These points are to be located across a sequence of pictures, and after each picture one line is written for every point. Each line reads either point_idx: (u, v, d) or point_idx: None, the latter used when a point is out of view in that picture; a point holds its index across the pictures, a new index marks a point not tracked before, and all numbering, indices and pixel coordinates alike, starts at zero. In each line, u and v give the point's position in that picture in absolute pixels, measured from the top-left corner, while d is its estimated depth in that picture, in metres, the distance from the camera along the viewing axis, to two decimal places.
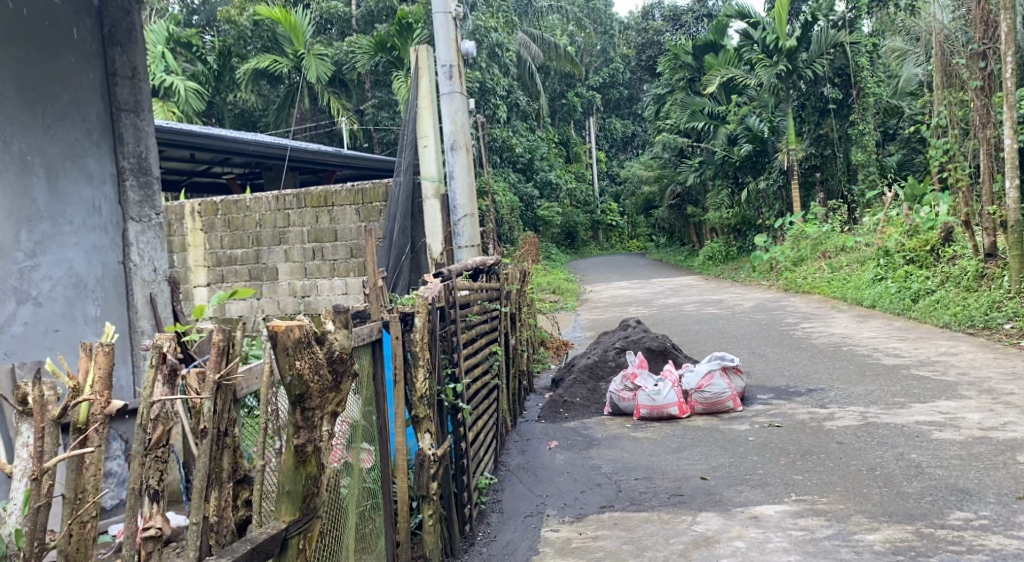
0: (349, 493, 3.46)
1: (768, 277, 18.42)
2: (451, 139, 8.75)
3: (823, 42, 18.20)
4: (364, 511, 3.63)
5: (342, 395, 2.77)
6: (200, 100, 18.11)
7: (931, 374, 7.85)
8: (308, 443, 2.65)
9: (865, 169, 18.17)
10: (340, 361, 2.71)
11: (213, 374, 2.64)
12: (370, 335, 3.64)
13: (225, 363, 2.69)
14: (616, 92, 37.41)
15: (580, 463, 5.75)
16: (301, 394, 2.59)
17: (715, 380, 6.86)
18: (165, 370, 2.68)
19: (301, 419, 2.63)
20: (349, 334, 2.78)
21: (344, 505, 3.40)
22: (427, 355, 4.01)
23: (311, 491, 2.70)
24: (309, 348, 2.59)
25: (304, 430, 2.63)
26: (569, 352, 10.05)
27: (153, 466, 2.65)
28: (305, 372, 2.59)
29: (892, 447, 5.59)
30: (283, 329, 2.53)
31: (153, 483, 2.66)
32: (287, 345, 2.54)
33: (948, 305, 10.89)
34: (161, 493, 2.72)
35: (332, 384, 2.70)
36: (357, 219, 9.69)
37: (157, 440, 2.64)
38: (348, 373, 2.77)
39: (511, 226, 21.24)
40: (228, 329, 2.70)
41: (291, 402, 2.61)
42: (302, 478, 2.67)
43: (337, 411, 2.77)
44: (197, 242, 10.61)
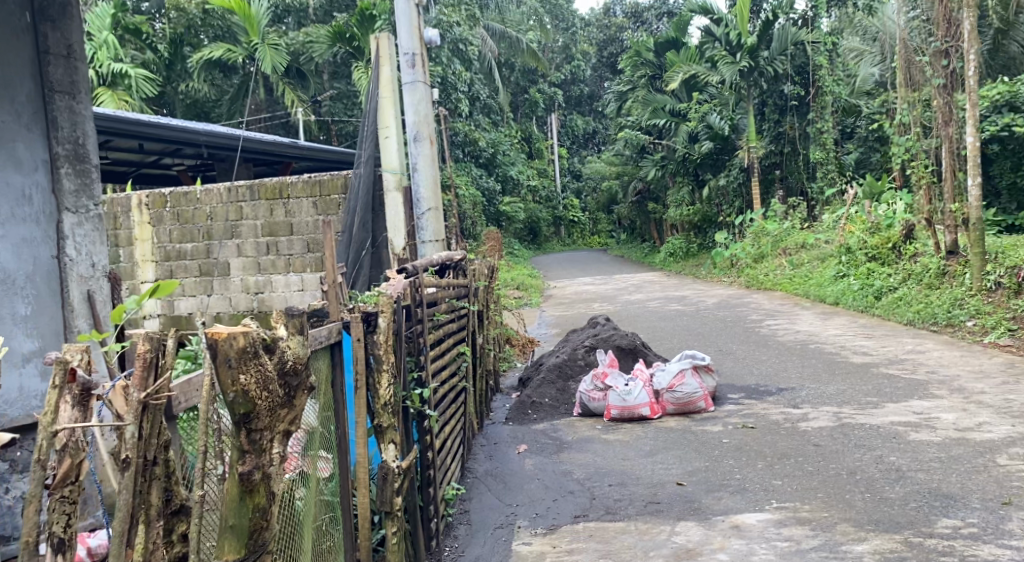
0: (307, 507, 3.20)
1: (729, 273, 18.34)
2: (414, 130, 8.49)
3: (785, 39, 18.11)
4: (321, 526, 3.36)
5: (295, 413, 2.73)
6: (151, 86, 17.65)
7: (901, 372, 7.72)
8: (255, 470, 2.57)
9: (823, 166, 18.13)
10: (292, 374, 2.70)
11: (137, 392, 2.53)
12: (328, 337, 3.38)
13: (153, 380, 2.57)
14: (577, 88, 37.26)
15: (551, 468, 5.54)
16: (246, 413, 2.54)
17: (686, 380, 6.67)
18: (76, 389, 2.50)
19: (246, 444, 2.57)
20: (302, 344, 2.79)
21: (302, 522, 3.14)
22: (391, 359, 3.70)
23: (258, 525, 2.61)
24: (255, 360, 2.53)
25: (250, 455, 2.57)
26: (534, 351, 9.81)
27: (59, 507, 2.50)
28: (251, 388, 2.52)
29: (869, 449, 5.41)
30: (225, 337, 2.48)
31: (58, 530, 2.50)
32: (229, 356, 2.49)
33: (911, 302, 10.83)
34: (66, 542, 2.53)
35: (285, 399, 2.68)
36: (313, 212, 9.43)
37: (65, 475, 2.51)
38: (302, 388, 2.75)
39: (474, 221, 20.93)
40: (154, 339, 2.57)
41: (235, 422, 2.54)
42: (249, 510, 2.59)
43: (289, 430, 2.70)
44: (144, 236, 10.17)
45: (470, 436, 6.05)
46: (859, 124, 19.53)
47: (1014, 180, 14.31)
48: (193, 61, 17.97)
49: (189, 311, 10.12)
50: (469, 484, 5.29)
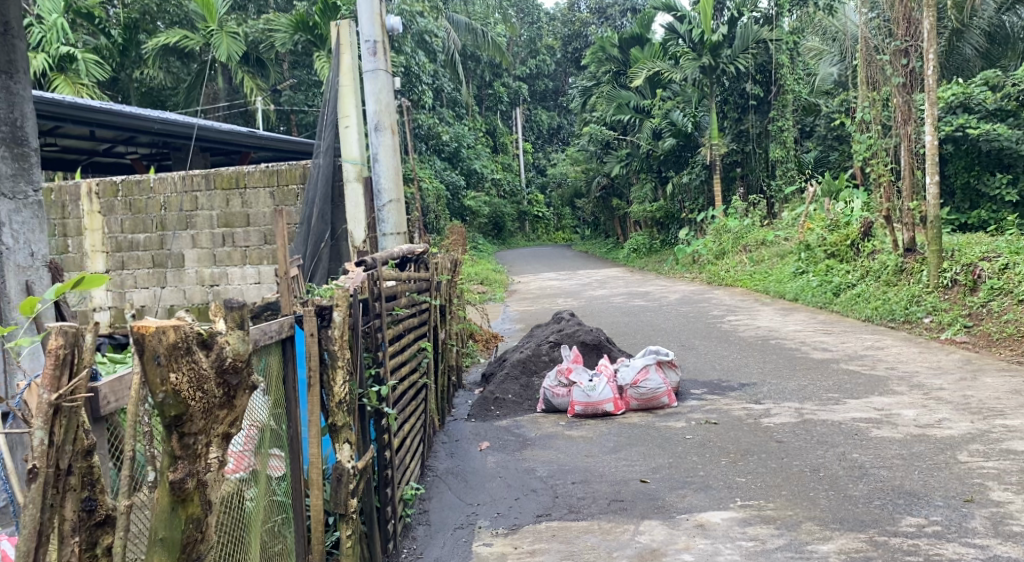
0: (255, 508, 3.13)
1: (691, 270, 18.40)
2: (375, 120, 8.33)
3: (747, 38, 18.21)
4: (272, 528, 3.28)
5: (237, 414, 2.66)
6: (103, 71, 17.21)
7: (862, 368, 7.71)
8: (188, 477, 2.49)
9: (783, 164, 18.29)
10: (232, 372, 2.61)
11: (47, 394, 2.38)
12: (279, 332, 3.29)
13: (66, 380, 2.42)
14: (542, 83, 37.19)
15: (513, 465, 5.44)
16: (178, 414, 2.45)
17: (650, 375, 6.61)
18: None
19: (180, 448, 2.49)
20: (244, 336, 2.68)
21: (248, 524, 3.06)
22: (347, 355, 3.57)
23: (192, 537, 2.53)
24: (187, 357, 2.44)
25: (182, 460, 2.49)
26: (497, 346, 9.71)
27: None
28: (182, 386, 2.44)
29: (832, 446, 5.36)
30: (153, 333, 2.39)
31: None
32: (157, 352, 2.40)
33: (869, 299, 10.90)
34: None
35: (224, 399, 2.59)
36: (271, 202, 9.29)
37: None
38: (243, 387, 2.65)
39: (437, 215, 20.78)
40: (69, 334, 2.42)
41: (166, 425, 2.46)
42: (182, 521, 2.51)
43: (229, 433, 2.64)
44: (94, 226, 9.84)
45: (430, 432, 5.95)
46: (818, 123, 19.54)
47: (968, 179, 14.48)
48: (149, 47, 17.58)
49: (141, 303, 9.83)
50: (429, 484, 5.18)
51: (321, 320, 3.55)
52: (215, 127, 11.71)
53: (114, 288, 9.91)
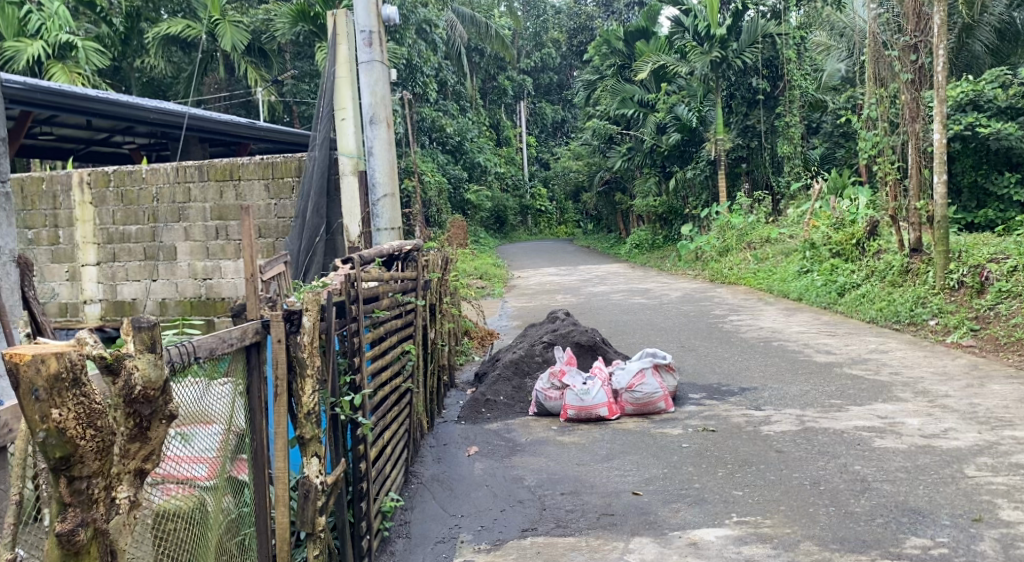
0: (209, 520, 3.15)
1: (694, 266, 18.14)
2: (370, 112, 8.10)
3: (754, 32, 17.93)
4: (230, 539, 3.28)
5: (151, 448, 2.52)
6: (103, 60, 16.98)
7: (865, 373, 7.46)
8: (80, 528, 2.29)
9: (791, 161, 18.00)
10: (142, 401, 2.45)
11: None
12: (240, 339, 3.25)
13: None
14: (547, 76, 36.96)
15: (501, 473, 5.27)
16: (65, 457, 2.22)
17: (647, 379, 6.39)
18: None
19: (71, 495, 2.27)
20: (154, 362, 2.48)
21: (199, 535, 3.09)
22: (316, 363, 3.48)
23: None
24: (74, 391, 2.20)
25: (75, 508, 2.28)
26: (493, 343, 9.51)
27: None
28: (68, 424, 2.19)
29: (833, 456, 5.13)
30: (32, 364, 2.13)
31: None
32: (36, 386, 2.15)
33: (873, 300, 10.66)
34: None
35: (136, 432, 2.46)
36: (266, 195, 9.00)
37: None
38: (157, 418, 2.50)
39: (439, 209, 20.57)
40: None
41: (52, 469, 2.22)
42: None
43: (144, 468, 2.50)
44: (86, 217, 9.68)
45: (418, 436, 5.74)
46: (825, 120, 19.29)
47: (976, 178, 14.21)
48: (149, 36, 17.39)
49: (133, 296, 9.66)
50: (413, 492, 5.02)
51: (288, 323, 3.46)
52: (210, 118, 11.51)
53: (105, 281, 9.78)
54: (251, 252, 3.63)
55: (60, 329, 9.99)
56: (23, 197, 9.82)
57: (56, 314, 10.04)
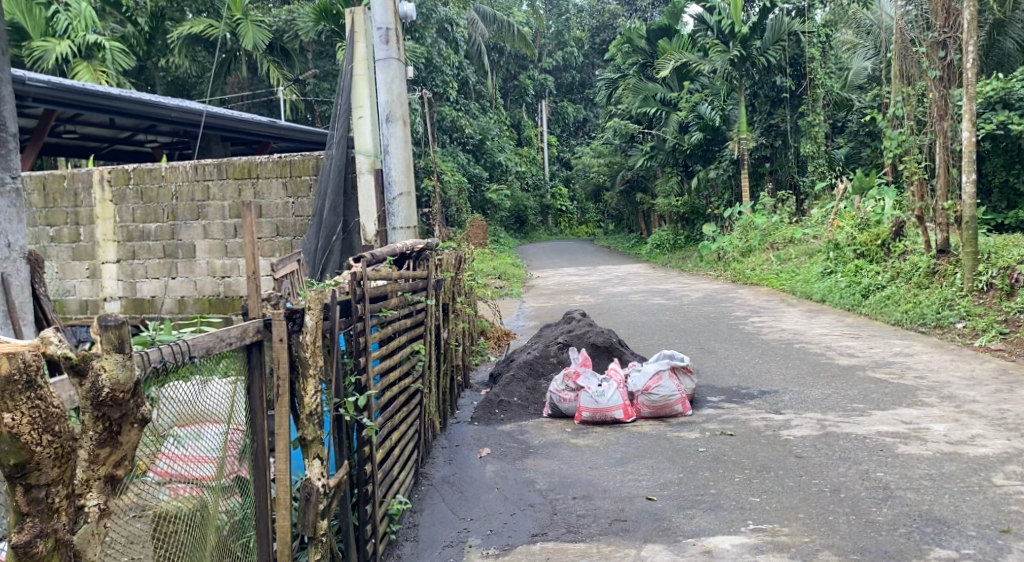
0: (205, 520, 3.13)
1: (716, 267, 17.92)
2: (387, 110, 8.01)
3: (779, 29, 17.73)
4: (229, 538, 3.26)
5: (122, 453, 2.54)
6: (129, 60, 17.05)
7: (889, 377, 7.28)
8: (38, 539, 2.31)
9: (814, 160, 17.72)
10: (111, 405, 2.48)
11: None
12: (239, 338, 3.19)
13: None
14: (569, 75, 36.82)
15: (513, 476, 5.18)
16: (20, 463, 2.26)
17: (663, 382, 6.26)
18: None
19: (27, 504, 2.29)
20: (124, 364, 2.50)
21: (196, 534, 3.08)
22: (320, 364, 3.40)
23: None
24: (28, 393, 2.25)
25: (34, 517, 2.30)
26: (509, 344, 9.41)
27: None
28: (20, 426, 2.24)
29: (855, 462, 4.98)
30: None
31: None
32: None
33: (899, 302, 10.45)
34: None
35: (105, 436, 2.49)
36: (283, 193, 8.94)
37: None
38: (128, 422, 2.52)
39: (459, 208, 20.51)
40: None
41: (8, 475, 2.26)
42: None
43: (113, 474, 2.52)
44: (106, 215, 9.68)
45: (430, 438, 5.66)
46: (851, 118, 19.10)
47: (1007, 177, 13.94)
48: (173, 36, 17.46)
49: (152, 294, 9.65)
50: (422, 494, 4.93)
51: (290, 322, 3.39)
52: (230, 116, 11.49)
53: (124, 278, 9.78)
54: (252, 250, 3.56)
55: (80, 325, 9.99)
56: (45, 195, 9.84)
57: (77, 311, 10.06)
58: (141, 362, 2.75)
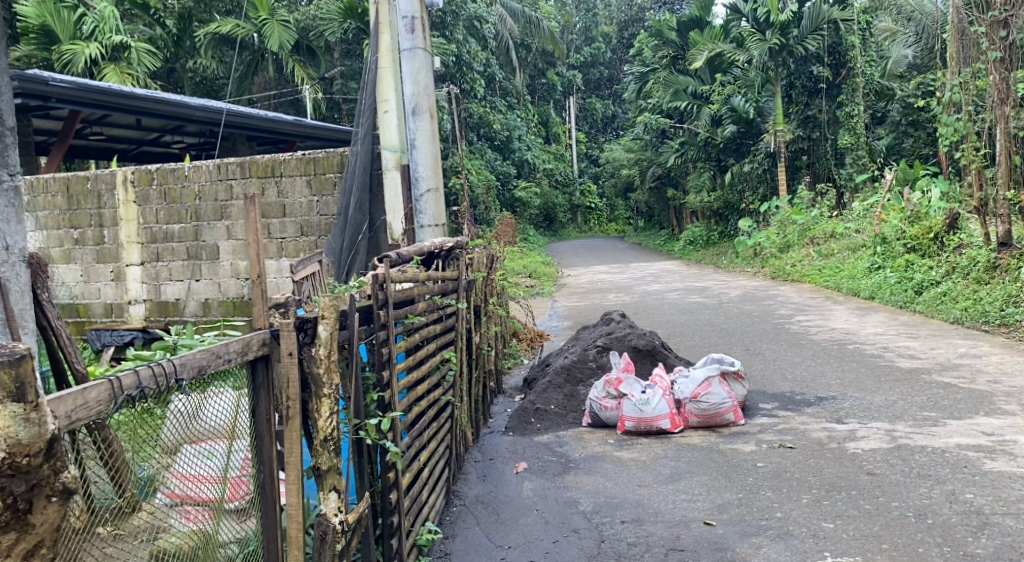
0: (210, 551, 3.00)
1: (752, 263, 17.33)
2: (413, 103, 7.54)
3: (817, 17, 17.04)
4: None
5: (36, 532, 2.41)
6: (155, 61, 16.74)
7: (959, 382, 6.71)
8: None
9: (853, 152, 16.97)
10: (15, 475, 2.33)
11: None
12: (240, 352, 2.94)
13: None
14: (597, 71, 36.32)
15: (552, 495, 4.72)
16: None
17: (713, 389, 5.74)
18: None
19: None
20: (26, 421, 2.31)
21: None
22: (335, 383, 2.93)
23: None
24: None
25: None
26: (544, 345, 8.94)
27: None
28: None
29: (938, 481, 4.47)
30: None
31: None
32: None
33: (956, 299, 9.86)
34: None
35: (14, 512, 2.36)
36: (307, 192, 8.52)
37: None
38: (42, 495, 2.39)
39: (487, 206, 20.05)
40: None
41: None
42: None
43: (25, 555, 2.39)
44: (130, 216, 9.34)
45: (461, 452, 5.20)
46: (891, 108, 18.39)
47: None
48: (200, 35, 17.22)
49: (176, 296, 9.28)
50: (454, 517, 4.48)
51: (299, 333, 2.94)
52: (253, 115, 11.12)
53: (148, 281, 9.42)
54: (255, 250, 3.10)
55: (104, 329, 9.52)
56: (69, 196, 9.58)
57: (102, 315, 9.74)
58: (109, 399, 2.55)
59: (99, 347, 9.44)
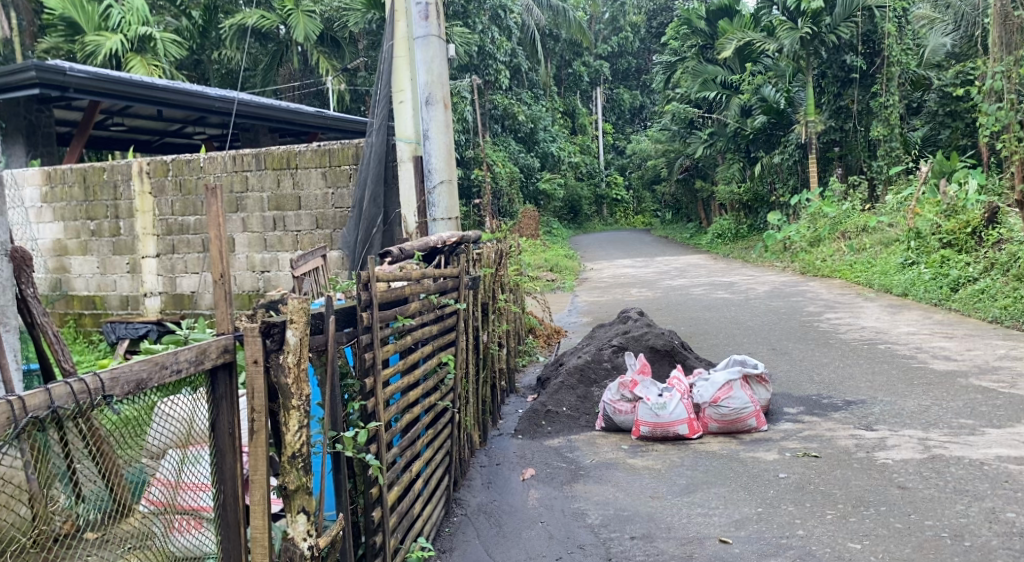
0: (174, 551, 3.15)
1: (781, 257, 16.91)
2: (426, 92, 7.23)
3: (850, 5, 16.54)
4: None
5: None
6: (181, 52, 16.56)
7: (998, 386, 6.34)
8: None
9: (886, 144, 16.46)
10: None
11: None
12: (196, 362, 2.88)
13: None
14: (625, 62, 35.87)
15: (559, 505, 4.44)
16: None
17: (734, 393, 5.42)
18: None
19: None
20: None
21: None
22: (304, 396, 2.86)
23: None
24: None
25: None
26: (561, 343, 8.65)
27: None
28: None
29: (976, 497, 4.15)
30: None
31: None
32: None
33: (995, 297, 9.46)
34: None
35: None
36: (322, 184, 8.25)
37: None
38: None
39: (511, 198, 19.76)
40: None
41: None
42: None
43: None
44: (145, 207, 9.10)
45: (466, 457, 4.90)
46: (927, 98, 17.83)
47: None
48: (226, 27, 17.04)
49: (192, 289, 9.05)
50: (453, 528, 4.22)
51: (266, 338, 2.83)
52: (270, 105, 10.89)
53: (164, 273, 9.20)
54: (220, 251, 3.03)
55: (120, 322, 9.52)
56: (86, 187, 9.41)
57: (118, 307, 9.58)
58: (6, 423, 2.46)
59: (115, 339, 9.47)
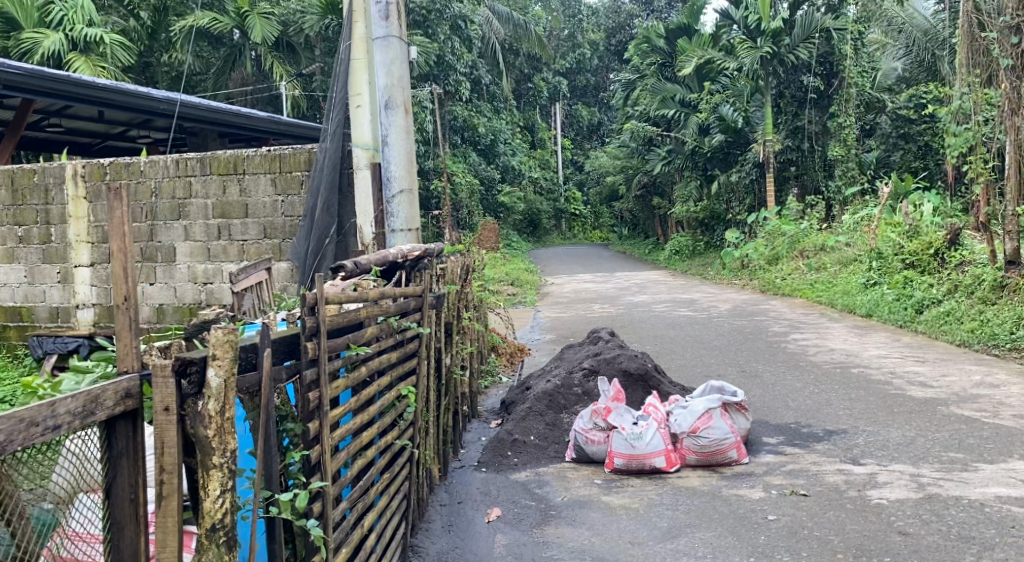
0: None
1: (740, 275, 16.70)
2: (385, 96, 6.73)
3: (809, 26, 16.25)
4: None
5: None
6: (129, 55, 15.86)
7: (981, 415, 6.06)
8: None
9: (843, 164, 16.36)
10: None
11: None
12: (81, 412, 2.38)
13: None
14: (583, 78, 35.79)
15: (529, 553, 4.02)
16: None
17: (714, 423, 5.01)
18: None
19: None
20: None
21: None
22: (223, 452, 2.49)
23: None
24: None
25: None
26: (524, 363, 8.21)
27: None
28: None
29: (984, 546, 3.82)
30: None
31: None
32: None
33: (961, 319, 9.26)
34: None
35: None
36: (271, 191, 7.74)
37: None
38: None
39: (470, 211, 19.34)
40: None
41: None
42: None
43: None
44: (80, 213, 8.49)
45: (424, 495, 4.44)
46: (881, 120, 17.77)
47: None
48: (175, 29, 16.35)
49: None
50: None
51: (182, 378, 2.46)
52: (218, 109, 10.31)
53: (99, 283, 8.56)
54: (124, 269, 2.55)
55: (47, 336, 8.81)
56: (14, 190, 8.75)
57: (46, 320, 8.87)
58: None
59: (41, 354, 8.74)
